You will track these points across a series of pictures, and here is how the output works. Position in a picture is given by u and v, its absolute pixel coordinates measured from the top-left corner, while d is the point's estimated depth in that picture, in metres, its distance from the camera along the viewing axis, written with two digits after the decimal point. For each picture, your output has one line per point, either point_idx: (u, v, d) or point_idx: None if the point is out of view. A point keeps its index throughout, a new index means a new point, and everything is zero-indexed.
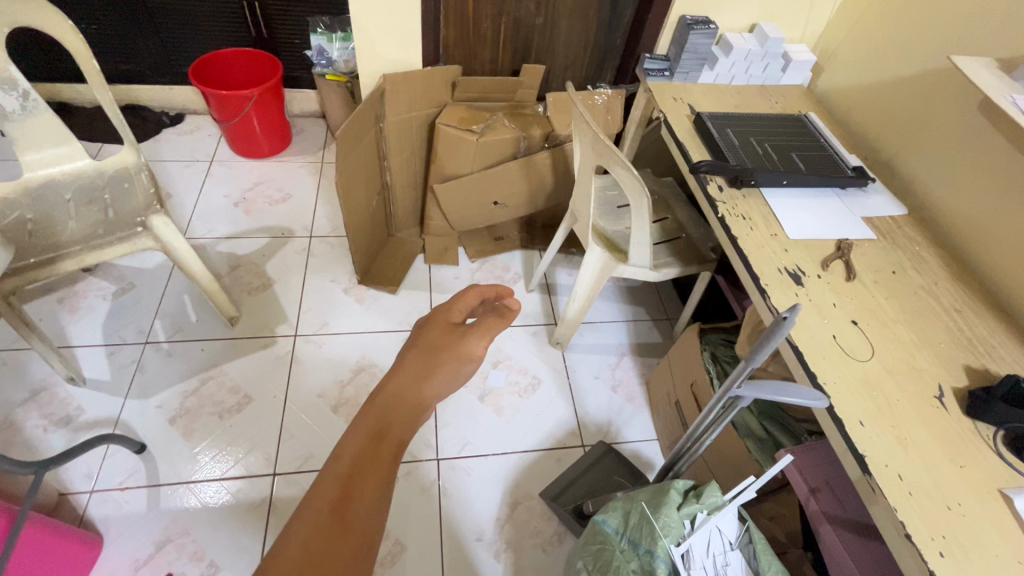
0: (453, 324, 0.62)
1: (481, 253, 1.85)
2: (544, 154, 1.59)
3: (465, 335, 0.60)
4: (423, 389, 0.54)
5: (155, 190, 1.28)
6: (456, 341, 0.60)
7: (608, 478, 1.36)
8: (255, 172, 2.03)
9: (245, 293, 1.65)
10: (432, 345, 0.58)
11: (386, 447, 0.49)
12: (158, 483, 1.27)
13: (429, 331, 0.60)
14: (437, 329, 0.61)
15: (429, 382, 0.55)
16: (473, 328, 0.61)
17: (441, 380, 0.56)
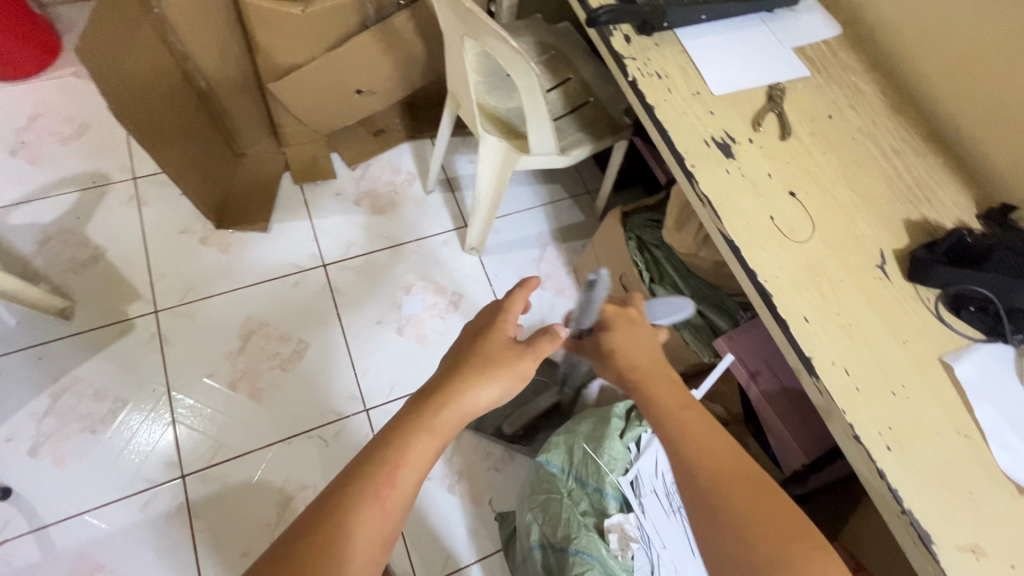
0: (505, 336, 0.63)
1: (361, 157, 1.53)
2: (401, 17, 1.20)
3: (519, 353, 0.62)
4: (472, 401, 0.58)
5: None
6: (509, 358, 0.61)
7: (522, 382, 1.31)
8: (24, 101, 1.48)
9: (69, 273, 1.30)
10: (487, 352, 0.61)
11: (421, 439, 0.54)
12: (43, 525, 1.09)
13: (485, 342, 0.62)
14: (491, 342, 0.62)
15: (481, 394, 0.58)
16: (527, 348, 0.62)
17: (492, 394, 0.59)
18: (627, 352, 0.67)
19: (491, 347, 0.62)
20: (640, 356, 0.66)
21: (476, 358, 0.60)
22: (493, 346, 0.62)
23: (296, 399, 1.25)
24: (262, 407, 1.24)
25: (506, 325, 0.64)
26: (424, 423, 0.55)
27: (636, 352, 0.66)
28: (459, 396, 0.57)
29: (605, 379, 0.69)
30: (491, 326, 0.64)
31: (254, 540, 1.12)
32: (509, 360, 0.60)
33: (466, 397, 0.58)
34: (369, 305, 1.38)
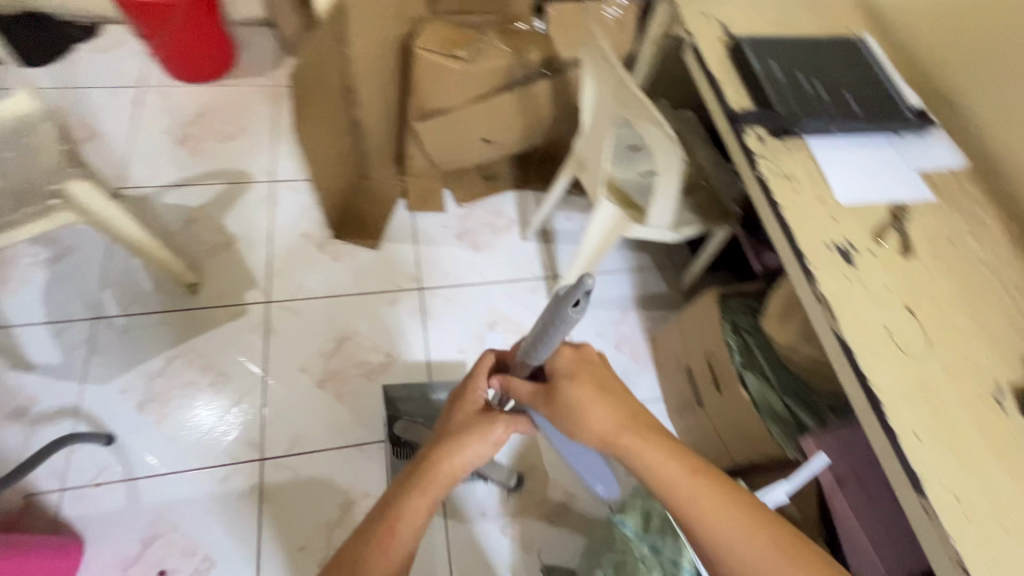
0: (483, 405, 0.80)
1: (470, 197, 1.65)
2: (542, 84, 1.33)
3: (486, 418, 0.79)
4: (454, 461, 0.76)
5: (65, 147, 1.04)
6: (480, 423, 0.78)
7: (427, 401, 1.32)
8: (198, 101, 1.70)
9: (204, 253, 1.45)
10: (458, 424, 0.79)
11: (419, 496, 0.73)
12: (135, 476, 1.18)
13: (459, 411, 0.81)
14: (462, 412, 0.81)
15: (459, 456, 0.76)
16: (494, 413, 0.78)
17: (467, 454, 0.76)
18: (589, 415, 0.69)
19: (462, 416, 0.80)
20: (611, 419, 0.69)
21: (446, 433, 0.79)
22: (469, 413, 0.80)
23: (375, 410, 1.32)
24: (344, 410, 1.31)
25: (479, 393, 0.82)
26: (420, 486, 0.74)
27: (608, 418, 0.69)
28: (442, 464, 0.75)
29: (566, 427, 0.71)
30: (470, 395, 0.82)
31: (312, 535, 1.17)
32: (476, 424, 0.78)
33: (449, 459, 0.75)
34: (455, 334, 1.45)
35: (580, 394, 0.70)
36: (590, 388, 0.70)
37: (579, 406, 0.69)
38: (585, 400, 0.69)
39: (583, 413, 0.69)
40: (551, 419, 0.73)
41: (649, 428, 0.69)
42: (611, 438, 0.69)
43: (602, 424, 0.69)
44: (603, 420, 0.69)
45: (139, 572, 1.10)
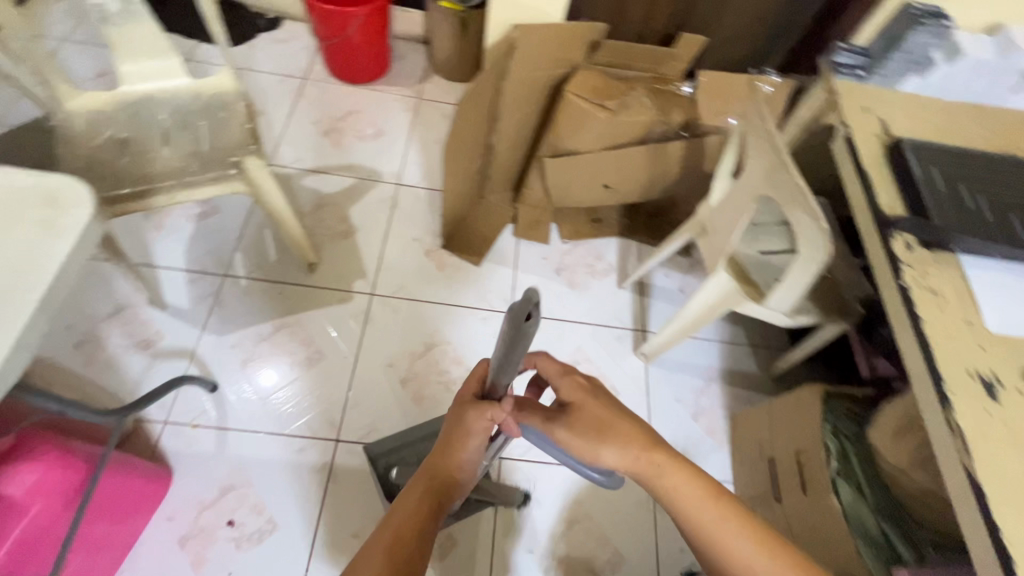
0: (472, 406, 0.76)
1: (575, 235, 1.67)
2: (677, 145, 1.35)
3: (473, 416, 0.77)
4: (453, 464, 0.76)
5: (250, 126, 1.18)
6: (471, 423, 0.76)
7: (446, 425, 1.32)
8: (348, 100, 1.84)
9: (326, 238, 1.56)
10: (454, 429, 0.77)
11: (417, 497, 0.74)
12: (227, 426, 1.27)
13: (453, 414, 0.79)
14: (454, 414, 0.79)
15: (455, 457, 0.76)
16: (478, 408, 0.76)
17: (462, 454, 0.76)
18: (617, 439, 0.73)
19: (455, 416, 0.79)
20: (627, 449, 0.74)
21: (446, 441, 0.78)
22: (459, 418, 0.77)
23: None
24: (419, 413, 1.35)
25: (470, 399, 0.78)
26: (422, 493, 0.74)
27: (627, 447, 0.73)
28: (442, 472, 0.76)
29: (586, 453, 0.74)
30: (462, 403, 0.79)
31: (368, 526, 1.21)
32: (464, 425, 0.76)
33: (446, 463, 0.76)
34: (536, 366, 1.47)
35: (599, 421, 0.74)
36: (604, 413, 0.74)
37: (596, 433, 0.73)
38: (610, 425, 0.74)
39: (608, 437, 0.73)
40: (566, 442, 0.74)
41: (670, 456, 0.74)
42: (635, 463, 0.73)
43: (628, 449, 0.73)
44: (628, 445, 0.73)
45: (212, 516, 1.17)
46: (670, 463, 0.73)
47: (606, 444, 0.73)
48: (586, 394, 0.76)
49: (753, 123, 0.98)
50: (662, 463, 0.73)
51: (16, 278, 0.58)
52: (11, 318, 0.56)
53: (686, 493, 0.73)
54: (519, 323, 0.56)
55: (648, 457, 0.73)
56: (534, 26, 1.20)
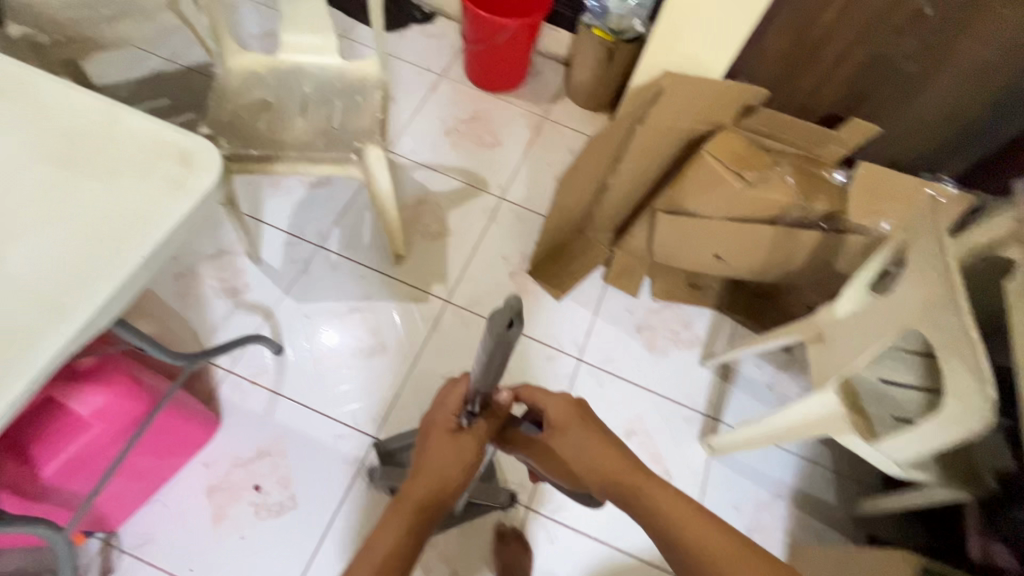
0: (444, 438, 0.78)
1: (667, 295, 1.55)
2: (811, 234, 1.20)
3: (456, 436, 0.78)
4: (443, 481, 0.75)
5: (381, 117, 1.19)
6: (456, 446, 0.77)
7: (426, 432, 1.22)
8: (477, 104, 1.85)
9: (420, 235, 1.57)
10: (426, 458, 0.76)
11: (393, 522, 0.71)
12: (280, 392, 1.30)
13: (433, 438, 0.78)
14: (435, 437, 0.78)
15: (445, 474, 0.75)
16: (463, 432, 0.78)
17: (452, 470, 0.76)
18: (599, 462, 0.77)
19: (439, 439, 0.78)
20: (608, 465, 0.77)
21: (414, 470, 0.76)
22: (429, 450, 0.77)
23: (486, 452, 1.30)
24: None
25: (445, 432, 0.78)
26: (414, 513, 0.72)
27: (608, 461, 0.78)
28: (436, 484, 0.74)
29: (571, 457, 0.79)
30: (427, 437, 0.80)
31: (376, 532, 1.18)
32: (450, 444, 0.77)
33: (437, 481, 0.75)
34: None
35: (576, 436, 0.79)
36: (584, 430, 0.79)
37: (575, 444, 0.79)
38: (594, 448, 0.78)
39: (588, 458, 0.78)
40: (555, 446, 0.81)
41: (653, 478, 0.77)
42: (614, 480, 0.77)
43: (608, 464, 0.77)
44: (608, 465, 0.77)
45: (242, 475, 1.20)
46: (651, 483, 0.76)
47: (590, 473, 0.78)
48: (567, 416, 0.80)
49: (929, 251, 0.84)
50: (640, 481, 0.76)
51: (132, 229, 0.59)
52: (114, 269, 0.57)
53: (665, 508, 0.75)
54: (501, 337, 0.56)
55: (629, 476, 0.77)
56: (694, 79, 1.12)
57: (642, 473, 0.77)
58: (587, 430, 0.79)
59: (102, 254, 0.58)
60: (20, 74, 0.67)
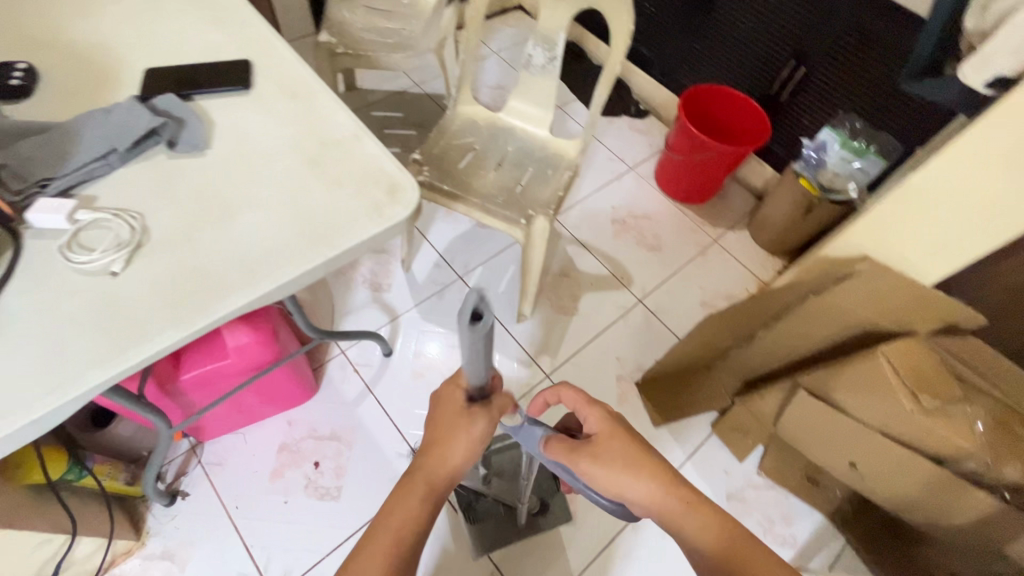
0: (453, 421, 0.66)
1: (774, 476, 1.37)
2: (985, 498, 0.98)
3: (467, 419, 0.66)
4: (447, 463, 0.67)
5: (561, 194, 1.26)
6: (463, 427, 0.66)
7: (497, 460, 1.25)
8: (653, 205, 1.87)
9: (549, 304, 1.61)
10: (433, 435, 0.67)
11: (416, 499, 0.68)
12: (372, 389, 1.40)
13: (439, 412, 0.67)
14: (443, 415, 0.67)
15: (453, 456, 0.67)
16: (473, 413, 0.66)
17: (461, 454, 0.67)
18: (643, 484, 0.72)
19: (446, 419, 0.67)
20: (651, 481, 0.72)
21: (429, 445, 0.68)
22: (439, 429, 0.67)
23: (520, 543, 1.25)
24: None
25: (453, 408, 0.66)
26: (419, 496, 0.68)
27: (649, 477, 0.72)
28: (441, 466, 0.68)
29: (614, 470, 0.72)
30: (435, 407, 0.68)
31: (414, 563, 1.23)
32: (457, 426, 0.66)
33: (444, 461, 0.67)
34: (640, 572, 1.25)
35: (619, 446, 0.74)
36: (623, 442, 0.74)
37: (615, 458, 0.73)
38: (634, 463, 0.73)
39: (634, 471, 0.72)
40: (595, 456, 0.73)
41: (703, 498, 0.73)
42: (659, 502, 0.72)
43: (650, 482, 0.72)
44: (652, 485, 0.72)
45: (310, 447, 1.30)
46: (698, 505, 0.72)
47: (631, 487, 0.72)
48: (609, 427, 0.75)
49: None
50: (685, 497, 0.72)
51: (330, 235, 0.70)
52: (304, 261, 0.67)
53: (712, 529, 0.72)
54: (473, 336, 0.46)
55: (675, 497, 0.72)
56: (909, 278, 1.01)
57: (689, 491, 0.73)
58: (627, 444, 0.74)
59: (303, 245, 0.68)
60: (311, 87, 0.85)
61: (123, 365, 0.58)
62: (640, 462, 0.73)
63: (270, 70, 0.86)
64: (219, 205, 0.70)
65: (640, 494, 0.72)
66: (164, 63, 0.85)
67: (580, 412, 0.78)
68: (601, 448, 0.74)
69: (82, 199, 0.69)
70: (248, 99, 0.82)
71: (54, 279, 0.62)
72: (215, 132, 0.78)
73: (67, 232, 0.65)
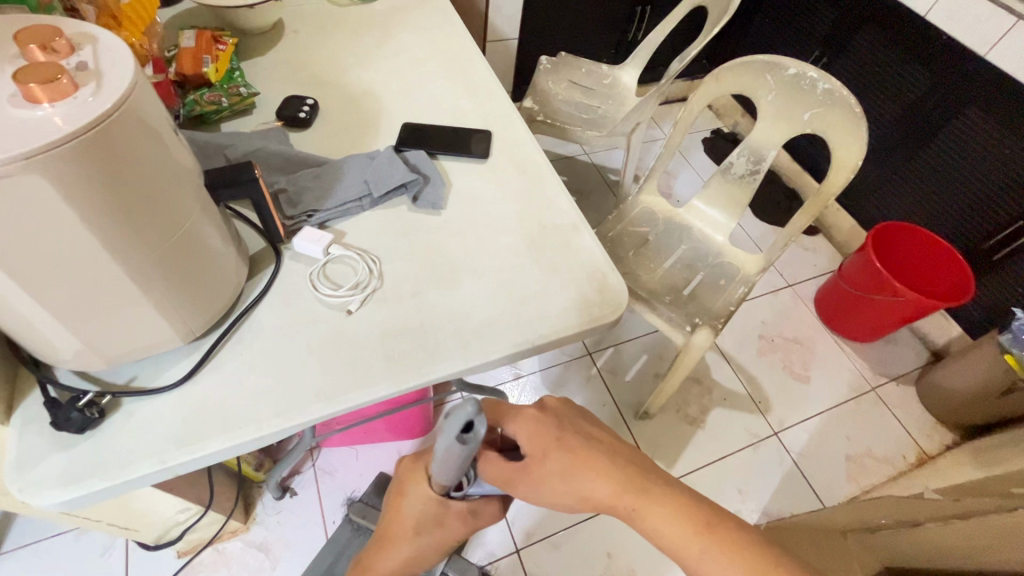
0: (423, 518, 0.59)
1: None
2: None
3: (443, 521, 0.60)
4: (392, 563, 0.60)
5: (731, 309, 1.20)
6: (436, 530, 0.60)
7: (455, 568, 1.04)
8: (807, 331, 1.73)
9: (674, 408, 1.52)
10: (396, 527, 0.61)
11: None
12: None
13: (406, 503, 0.60)
14: (412, 503, 0.60)
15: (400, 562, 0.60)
16: (453, 515, 0.60)
17: (418, 562, 0.60)
18: (590, 492, 0.60)
19: (414, 512, 0.60)
20: (598, 490, 0.60)
21: (383, 537, 0.61)
22: (398, 523, 0.60)
23: None
24: None
25: (418, 496, 0.60)
26: None
27: (593, 486, 0.60)
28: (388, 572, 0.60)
29: (552, 487, 0.60)
30: (397, 495, 0.62)
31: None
32: (430, 527, 0.60)
33: (391, 563, 0.60)
34: None
35: (556, 457, 0.60)
36: (557, 454, 0.60)
37: (553, 474, 0.60)
38: (577, 471, 0.60)
39: (578, 485, 0.60)
40: (531, 477, 0.60)
41: (649, 488, 0.62)
42: (612, 505, 0.61)
43: (593, 488, 0.60)
44: (605, 493, 0.60)
45: None
46: (648, 501, 0.61)
47: (579, 502, 0.60)
48: (538, 442, 0.61)
49: None
50: (634, 495, 0.61)
51: (540, 322, 0.70)
52: (514, 343, 0.67)
53: (664, 525, 0.61)
54: (462, 450, 0.48)
55: (625, 500, 0.60)
56: None
57: (634, 492, 0.61)
58: (565, 451, 0.61)
59: (515, 326, 0.69)
60: (542, 168, 0.89)
61: (338, 405, 0.61)
62: (577, 471, 0.60)
63: (507, 144, 0.92)
64: (446, 267, 0.74)
65: (588, 503, 0.61)
66: (419, 120, 0.93)
67: (510, 424, 0.61)
68: (540, 469, 0.60)
69: (335, 233, 0.76)
70: (484, 168, 0.88)
71: (301, 304, 0.68)
72: (452, 195, 0.84)
73: (319, 262, 0.72)
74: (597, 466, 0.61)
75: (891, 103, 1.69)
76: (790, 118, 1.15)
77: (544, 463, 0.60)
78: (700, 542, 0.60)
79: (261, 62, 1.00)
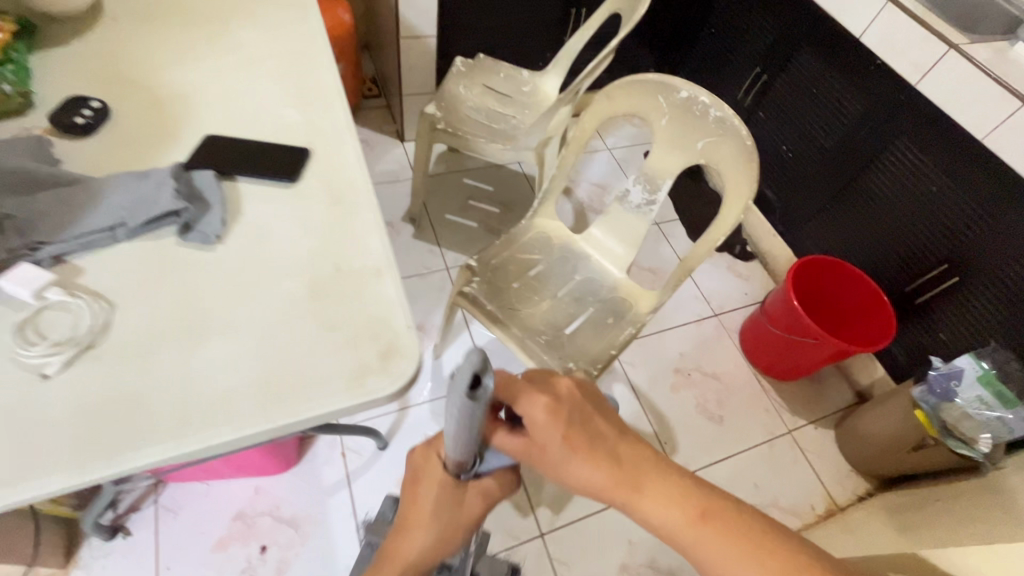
0: (442, 501, 0.55)
1: None
2: None
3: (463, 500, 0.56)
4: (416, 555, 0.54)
5: (614, 353, 1.09)
6: (456, 513, 0.55)
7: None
8: (728, 366, 1.63)
9: None
10: (415, 517, 0.55)
11: None
12: (350, 484, 1.27)
13: (424, 491, 0.56)
14: (433, 492, 0.55)
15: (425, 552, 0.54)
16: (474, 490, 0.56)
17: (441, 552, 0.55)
18: (585, 483, 0.51)
19: (433, 500, 0.55)
20: (595, 479, 0.51)
21: (401, 527, 0.56)
22: (417, 509, 0.55)
23: None
24: None
25: (436, 481, 0.55)
26: None
27: (589, 475, 0.51)
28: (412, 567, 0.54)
29: (552, 470, 0.51)
30: (413, 485, 0.56)
31: None
32: (453, 508, 0.55)
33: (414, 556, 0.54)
34: None
35: (551, 445, 0.50)
36: (555, 439, 0.50)
37: (554, 461, 0.51)
38: (569, 461, 0.51)
39: (574, 474, 0.51)
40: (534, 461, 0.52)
41: (647, 473, 0.52)
42: (609, 495, 0.52)
43: (590, 476, 0.51)
44: (598, 483, 0.51)
45: (264, 524, 1.19)
46: (646, 485, 0.52)
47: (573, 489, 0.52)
48: (533, 431, 0.51)
49: None
50: (630, 478, 0.52)
51: (291, 395, 0.58)
52: (245, 423, 0.55)
53: (664, 511, 0.52)
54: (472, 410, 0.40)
55: (621, 487, 0.51)
56: None
57: (629, 484, 0.51)
58: (563, 439, 0.51)
59: (257, 400, 0.57)
60: (360, 197, 0.76)
61: None
62: (571, 463, 0.51)
63: (327, 165, 0.79)
64: (195, 319, 0.62)
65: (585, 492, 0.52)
66: (230, 133, 0.80)
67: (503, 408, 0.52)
68: (539, 454, 0.51)
69: (69, 270, 0.64)
70: (288, 194, 0.75)
71: None
72: (237, 224, 0.71)
73: (30, 309, 0.60)
74: (597, 454, 0.51)
75: (829, 126, 1.58)
76: (685, 146, 1.03)
77: (543, 452, 0.51)
78: (705, 532, 0.51)
79: (59, 54, 0.86)
